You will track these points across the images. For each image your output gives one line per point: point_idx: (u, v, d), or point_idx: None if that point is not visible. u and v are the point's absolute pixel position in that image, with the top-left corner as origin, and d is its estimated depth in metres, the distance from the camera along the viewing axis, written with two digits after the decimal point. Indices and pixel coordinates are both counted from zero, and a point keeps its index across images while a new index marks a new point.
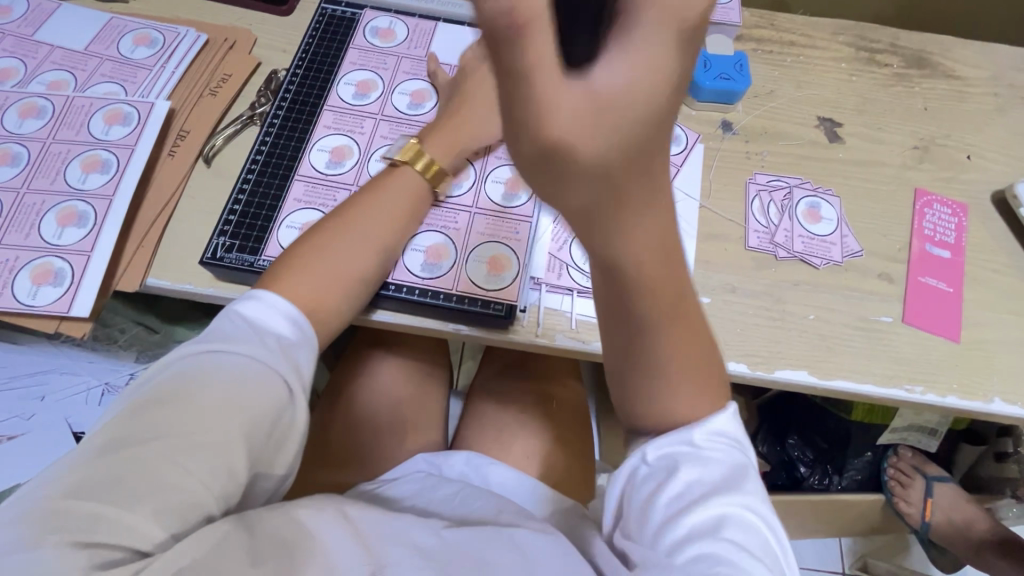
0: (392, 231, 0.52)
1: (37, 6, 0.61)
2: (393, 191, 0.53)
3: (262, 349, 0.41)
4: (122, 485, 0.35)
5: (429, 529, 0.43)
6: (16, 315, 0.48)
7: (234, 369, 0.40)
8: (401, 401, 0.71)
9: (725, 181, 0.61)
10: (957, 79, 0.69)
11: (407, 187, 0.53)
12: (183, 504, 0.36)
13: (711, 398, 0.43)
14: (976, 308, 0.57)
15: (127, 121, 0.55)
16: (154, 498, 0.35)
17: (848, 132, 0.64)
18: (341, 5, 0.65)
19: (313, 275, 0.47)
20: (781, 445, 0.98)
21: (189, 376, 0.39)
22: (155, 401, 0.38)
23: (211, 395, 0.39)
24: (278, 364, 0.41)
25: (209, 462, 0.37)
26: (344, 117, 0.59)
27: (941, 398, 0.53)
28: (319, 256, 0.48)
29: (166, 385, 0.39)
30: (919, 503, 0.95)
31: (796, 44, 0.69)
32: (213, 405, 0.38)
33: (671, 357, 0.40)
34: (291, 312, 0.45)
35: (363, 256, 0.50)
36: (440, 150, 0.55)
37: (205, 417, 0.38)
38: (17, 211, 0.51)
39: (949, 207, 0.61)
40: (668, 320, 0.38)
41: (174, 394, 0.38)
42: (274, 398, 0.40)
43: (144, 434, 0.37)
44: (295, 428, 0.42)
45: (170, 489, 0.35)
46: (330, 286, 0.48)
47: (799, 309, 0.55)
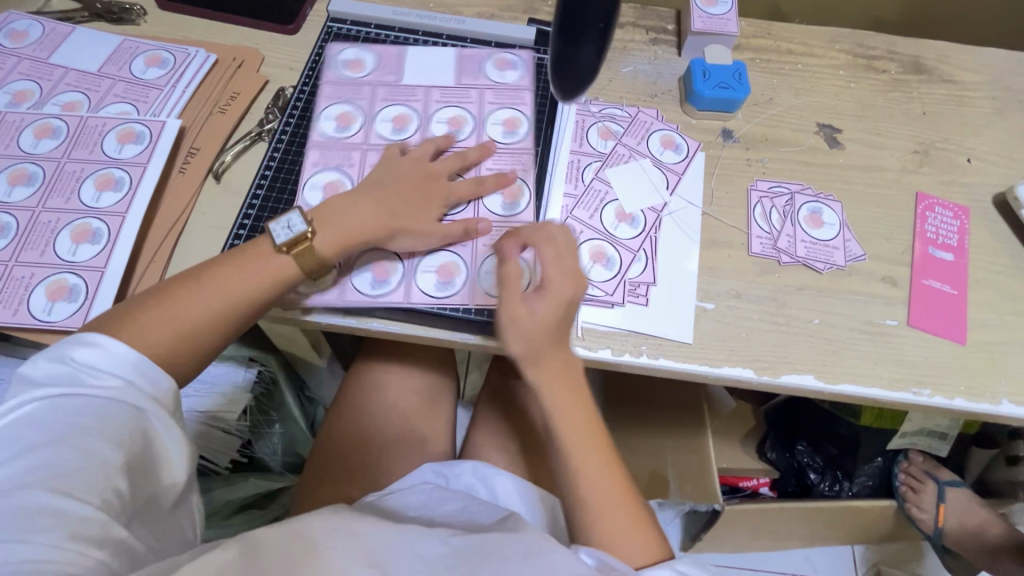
0: (243, 308, 0.48)
1: (52, 30, 0.63)
2: (255, 268, 0.48)
3: (130, 384, 0.42)
4: (16, 518, 0.34)
5: (437, 538, 0.43)
6: (32, 331, 0.49)
7: (82, 412, 0.40)
8: (409, 411, 0.71)
9: (726, 188, 0.61)
10: (955, 83, 0.69)
11: (266, 266, 0.48)
12: (80, 528, 0.36)
13: (637, 545, 0.46)
14: (982, 310, 0.57)
15: (139, 140, 0.56)
16: (55, 524, 0.35)
17: (847, 137, 0.65)
18: (346, 23, 0.67)
19: (168, 346, 0.45)
20: (790, 452, 0.96)
21: (53, 419, 0.39)
22: (28, 443, 0.38)
23: (66, 438, 0.38)
24: (127, 393, 0.42)
25: (98, 487, 0.38)
26: (330, 151, 0.58)
27: (949, 400, 0.53)
28: (160, 326, 0.45)
29: (31, 430, 0.38)
30: (932, 509, 0.94)
31: (794, 53, 0.70)
32: (92, 437, 0.39)
33: (590, 492, 0.48)
34: (134, 354, 0.43)
35: (213, 329, 0.47)
36: (327, 242, 0.50)
37: (88, 450, 0.38)
38: (32, 229, 0.52)
39: (951, 210, 0.61)
40: (584, 458, 0.48)
41: (49, 435, 0.38)
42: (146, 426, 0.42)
43: (22, 476, 0.36)
44: (176, 455, 0.44)
45: (65, 518, 0.35)
46: (178, 361, 0.45)
47: (803, 313, 0.56)
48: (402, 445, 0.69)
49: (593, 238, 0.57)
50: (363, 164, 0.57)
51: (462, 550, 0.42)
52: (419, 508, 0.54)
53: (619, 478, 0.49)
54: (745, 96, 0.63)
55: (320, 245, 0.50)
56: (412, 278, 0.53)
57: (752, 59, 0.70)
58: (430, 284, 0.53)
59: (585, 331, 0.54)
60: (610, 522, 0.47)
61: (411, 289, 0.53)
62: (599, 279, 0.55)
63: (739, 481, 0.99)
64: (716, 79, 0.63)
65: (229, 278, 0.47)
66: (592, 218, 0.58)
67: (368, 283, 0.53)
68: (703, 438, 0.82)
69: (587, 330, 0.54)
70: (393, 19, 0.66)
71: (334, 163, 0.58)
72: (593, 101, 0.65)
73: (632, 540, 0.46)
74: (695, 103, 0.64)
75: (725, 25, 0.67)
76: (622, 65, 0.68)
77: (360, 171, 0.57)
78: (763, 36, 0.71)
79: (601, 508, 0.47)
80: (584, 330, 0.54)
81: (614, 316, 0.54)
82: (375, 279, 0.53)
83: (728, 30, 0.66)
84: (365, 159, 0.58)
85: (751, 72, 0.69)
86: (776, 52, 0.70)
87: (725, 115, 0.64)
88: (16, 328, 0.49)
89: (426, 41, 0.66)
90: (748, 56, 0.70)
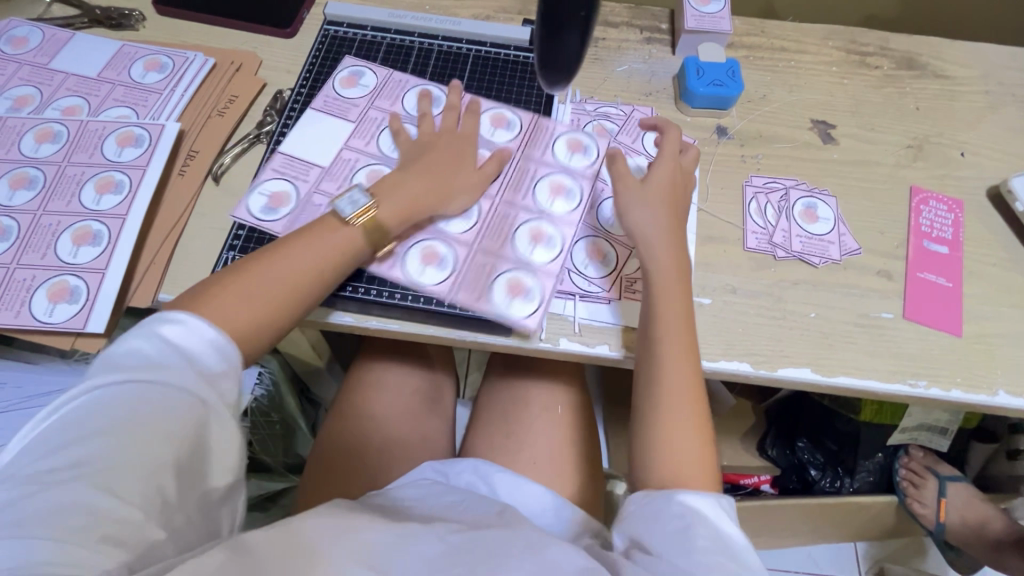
0: (321, 280, 0.49)
1: (52, 36, 0.63)
2: (324, 239, 0.50)
3: (188, 375, 0.41)
4: (59, 519, 0.34)
5: (434, 538, 0.43)
6: (34, 332, 0.49)
7: (153, 402, 0.40)
8: (409, 410, 0.72)
9: (722, 185, 0.62)
10: (947, 78, 0.70)
11: (340, 237, 0.51)
12: (116, 534, 0.35)
13: (701, 477, 0.46)
14: (977, 303, 0.57)
15: (138, 143, 0.57)
16: (93, 528, 0.35)
17: (841, 133, 0.66)
18: (343, 26, 0.67)
19: (243, 316, 0.46)
20: (791, 448, 0.97)
21: (115, 405, 0.39)
22: (89, 431, 0.38)
23: (135, 428, 0.39)
24: (194, 390, 0.41)
25: (143, 490, 0.37)
26: (289, 169, 0.58)
27: (946, 392, 0.53)
28: (237, 299, 0.46)
29: (93, 416, 0.39)
30: (933, 504, 0.94)
31: (787, 50, 0.71)
32: (144, 433, 0.38)
33: (667, 413, 0.48)
34: (215, 334, 0.43)
35: (290, 297, 0.48)
36: (390, 214, 0.53)
37: (140, 447, 0.38)
38: (34, 232, 0.53)
39: (945, 204, 0.62)
40: (668, 379, 0.48)
41: (108, 425, 0.38)
42: (200, 420, 0.41)
43: (79, 468, 0.36)
44: (229, 447, 0.43)
45: (104, 522, 0.35)
46: (254, 328, 0.46)
47: (800, 307, 0.56)
48: (403, 444, 0.69)
49: (531, 218, 0.58)
50: (317, 175, 0.58)
51: (460, 550, 0.42)
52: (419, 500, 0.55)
53: (700, 411, 0.48)
54: (738, 93, 0.63)
55: (386, 214, 0.53)
56: (518, 270, 0.55)
57: (746, 56, 0.70)
58: (543, 257, 0.56)
59: (582, 327, 0.54)
60: (685, 454, 0.47)
61: (532, 277, 0.55)
62: (547, 257, 0.56)
63: (741, 478, 0.99)
64: (709, 77, 0.64)
65: (304, 249, 0.49)
66: (529, 195, 0.59)
67: (508, 306, 0.53)
68: None
69: (585, 326, 0.54)
70: (388, 21, 0.67)
71: (291, 176, 0.58)
72: (585, 99, 0.65)
73: (696, 473, 0.46)
74: (689, 101, 0.64)
75: (718, 23, 0.67)
76: (616, 64, 0.69)
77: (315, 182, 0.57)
78: (756, 34, 0.72)
79: (672, 444, 0.47)
80: (582, 326, 0.54)
81: (611, 312, 0.55)
82: (510, 299, 0.53)
83: (721, 28, 0.67)
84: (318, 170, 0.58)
85: (745, 69, 0.69)
86: (769, 50, 0.71)
87: (720, 112, 0.65)
88: (18, 329, 0.49)
89: (421, 42, 0.67)
90: (742, 53, 0.70)
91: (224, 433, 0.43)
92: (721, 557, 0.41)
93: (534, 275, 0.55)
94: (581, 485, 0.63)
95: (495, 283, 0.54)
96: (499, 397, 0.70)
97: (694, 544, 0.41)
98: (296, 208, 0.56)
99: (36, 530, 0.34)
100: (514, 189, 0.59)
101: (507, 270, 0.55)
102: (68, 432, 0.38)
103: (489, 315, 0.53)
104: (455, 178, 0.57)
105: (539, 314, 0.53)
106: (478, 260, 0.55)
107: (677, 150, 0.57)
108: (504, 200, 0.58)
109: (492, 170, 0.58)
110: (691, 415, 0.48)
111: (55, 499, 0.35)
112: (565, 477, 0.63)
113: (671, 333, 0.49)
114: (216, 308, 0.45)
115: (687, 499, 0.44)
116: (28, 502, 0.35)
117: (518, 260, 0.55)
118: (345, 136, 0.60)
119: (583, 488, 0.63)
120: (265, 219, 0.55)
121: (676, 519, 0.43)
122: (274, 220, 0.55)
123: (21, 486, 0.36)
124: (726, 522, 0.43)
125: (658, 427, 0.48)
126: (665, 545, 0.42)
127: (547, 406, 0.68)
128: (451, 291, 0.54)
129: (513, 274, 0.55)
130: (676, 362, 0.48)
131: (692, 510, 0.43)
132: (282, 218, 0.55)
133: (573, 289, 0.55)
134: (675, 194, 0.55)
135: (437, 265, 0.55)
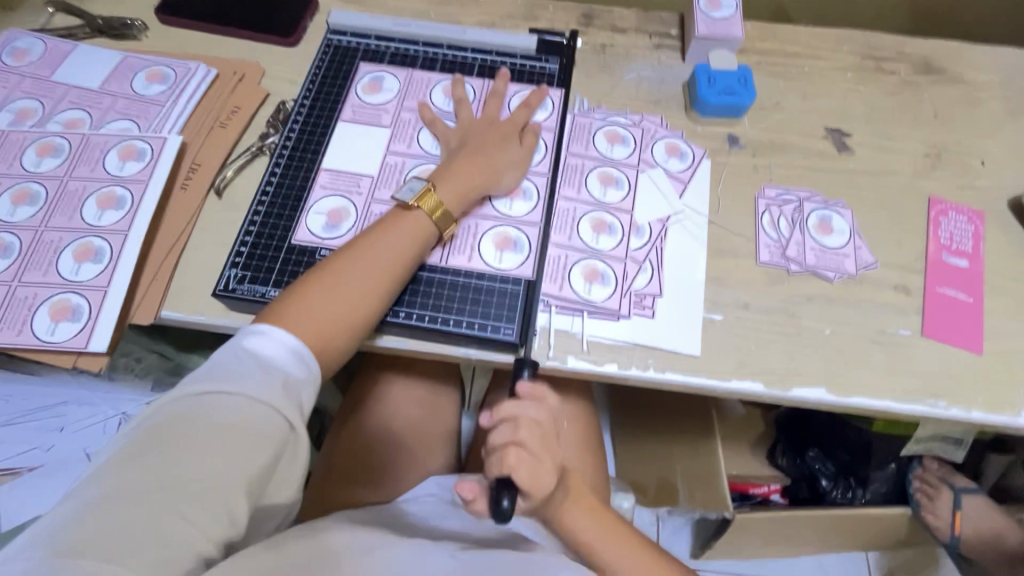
0: (396, 274, 0.50)
1: (54, 47, 0.63)
2: (398, 235, 0.51)
3: (267, 389, 0.40)
4: (125, 536, 0.34)
5: (445, 552, 0.43)
6: (37, 352, 0.49)
7: (236, 413, 0.39)
8: (415, 422, 0.71)
9: (733, 196, 0.60)
10: (966, 84, 0.68)
11: (413, 230, 0.51)
12: (176, 556, 0.35)
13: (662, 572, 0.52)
14: (998, 319, 0.55)
15: (141, 157, 0.56)
16: (154, 550, 0.34)
17: (856, 141, 0.64)
18: (346, 35, 0.66)
19: (319, 309, 0.46)
20: (801, 458, 0.94)
21: (193, 415, 0.38)
22: (164, 442, 0.37)
23: (217, 442, 0.37)
24: (279, 404, 0.40)
25: (209, 509, 0.36)
26: (341, 176, 0.58)
27: (965, 412, 0.51)
28: (326, 296, 0.47)
29: (172, 423, 0.38)
30: (948, 516, 0.92)
31: (800, 56, 0.69)
32: (217, 447, 0.37)
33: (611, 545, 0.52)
34: (295, 340, 0.44)
35: (370, 297, 0.48)
36: (451, 195, 0.53)
37: (214, 460, 0.37)
38: (35, 249, 0.52)
39: (965, 215, 0.60)
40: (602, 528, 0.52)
41: (182, 436, 0.37)
42: (277, 435, 0.40)
43: (149, 482, 0.36)
44: (298, 461, 0.41)
45: (168, 542, 0.34)
46: (335, 324, 0.46)
47: (814, 324, 0.54)
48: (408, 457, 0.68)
49: (589, 210, 0.58)
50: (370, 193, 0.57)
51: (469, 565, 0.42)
52: (424, 519, 0.54)
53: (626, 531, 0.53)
54: (751, 101, 0.62)
55: (446, 198, 0.53)
56: (590, 256, 0.56)
57: (758, 62, 0.68)
58: (609, 243, 0.56)
59: (591, 345, 0.53)
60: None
61: (603, 261, 0.55)
62: (610, 246, 0.56)
63: (750, 488, 0.97)
64: (720, 85, 0.63)
65: (378, 245, 0.50)
66: (580, 190, 0.59)
67: (590, 290, 0.54)
68: (712, 445, 0.76)
69: (594, 344, 0.53)
70: (393, 30, 0.66)
71: (342, 189, 0.57)
72: (595, 109, 0.64)
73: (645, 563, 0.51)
74: (701, 110, 0.63)
75: (729, 30, 0.65)
76: (625, 71, 0.67)
77: (367, 200, 0.56)
78: (769, 39, 0.70)
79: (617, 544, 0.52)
80: (591, 343, 0.53)
81: (621, 328, 0.53)
82: (589, 283, 0.54)
83: (733, 34, 0.65)
84: (373, 187, 0.57)
85: (757, 76, 0.67)
86: (781, 56, 0.69)
87: (732, 121, 0.63)
88: (18, 348, 0.48)
89: (426, 52, 0.66)
90: (753, 59, 0.69)
91: (295, 449, 0.41)
92: None
93: (604, 259, 0.55)
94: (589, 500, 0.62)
95: (573, 271, 0.55)
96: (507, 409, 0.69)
97: None
98: (358, 220, 0.55)
99: (103, 544, 0.33)
100: (567, 185, 0.59)
101: (579, 258, 0.55)
102: (147, 440, 0.37)
103: (575, 300, 0.54)
104: (501, 157, 0.56)
105: (619, 295, 0.54)
106: (553, 250, 0.56)
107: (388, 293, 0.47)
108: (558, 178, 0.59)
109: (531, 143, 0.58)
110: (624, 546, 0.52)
111: (126, 513, 0.34)
112: None
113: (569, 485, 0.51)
114: (303, 307, 0.46)
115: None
116: (95, 514, 0.34)
117: (587, 248, 0.56)
118: (386, 142, 0.60)
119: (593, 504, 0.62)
120: (328, 237, 0.55)
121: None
122: (337, 235, 0.55)
123: (94, 494, 0.35)
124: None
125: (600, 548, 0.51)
126: None
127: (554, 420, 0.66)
128: (456, 308, 0.53)
129: (585, 263, 0.55)
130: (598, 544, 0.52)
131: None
132: (344, 233, 0.55)
133: (582, 303, 0.54)
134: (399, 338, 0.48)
135: (513, 249, 0.55)
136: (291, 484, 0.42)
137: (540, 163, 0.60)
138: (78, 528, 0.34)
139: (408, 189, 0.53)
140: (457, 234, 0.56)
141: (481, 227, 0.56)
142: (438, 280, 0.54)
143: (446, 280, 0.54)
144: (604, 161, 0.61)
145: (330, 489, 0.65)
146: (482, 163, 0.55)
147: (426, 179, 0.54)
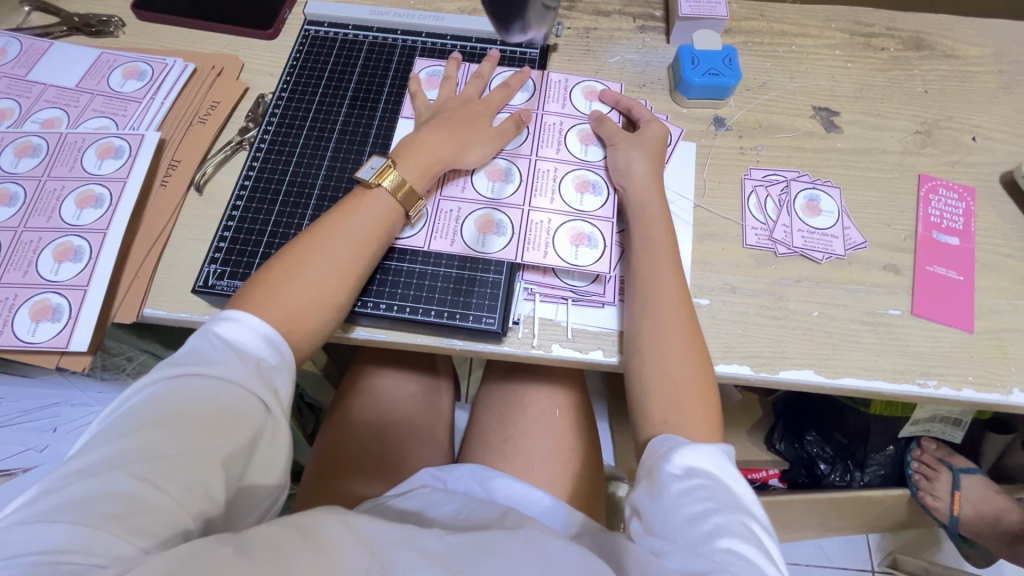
0: (365, 255, 0.49)
1: (29, 46, 0.62)
2: (360, 215, 0.50)
3: (241, 371, 0.41)
4: (100, 506, 0.33)
5: (433, 534, 0.39)
6: (18, 353, 0.49)
7: (207, 395, 0.39)
8: (405, 412, 0.71)
9: (719, 180, 0.59)
10: (957, 58, 0.67)
11: (378, 209, 0.51)
12: (150, 526, 0.34)
13: (707, 425, 0.45)
14: (990, 297, 0.54)
15: (118, 154, 0.55)
16: (130, 517, 0.33)
17: (845, 120, 0.63)
18: (324, 26, 0.66)
19: (286, 296, 0.45)
20: (799, 442, 0.94)
21: (168, 398, 0.39)
22: (141, 423, 0.37)
23: (191, 423, 0.38)
24: (251, 384, 0.41)
25: (188, 483, 0.36)
26: (321, 169, 0.57)
27: (956, 392, 0.51)
28: (294, 284, 0.46)
29: (150, 407, 0.39)
30: (947, 496, 0.91)
31: (787, 34, 0.68)
32: (193, 427, 0.38)
33: (664, 329, 0.47)
34: (269, 328, 0.43)
35: (339, 281, 0.48)
36: (413, 172, 0.53)
37: (189, 438, 0.37)
38: (15, 249, 0.52)
39: (956, 192, 0.59)
40: (663, 355, 0.47)
41: (158, 417, 0.38)
42: (250, 413, 0.40)
43: (125, 458, 0.36)
44: (277, 447, 0.41)
45: (144, 512, 0.34)
46: (307, 308, 0.46)
47: (801, 306, 0.54)
48: (399, 449, 0.67)
49: (571, 168, 0.57)
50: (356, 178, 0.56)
51: (460, 548, 0.38)
52: (420, 513, 0.52)
53: (698, 357, 0.47)
54: (735, 82, 0.60)
55: (408, 175, 0.52)
56: (576, 219, 0.55)
57: (744, 42, 0.67)
58: (593, 204, 0.55)
59: (576, 333, 0.52)
60: (687, 395, 0.45)
61: (588, 223, 0.54)
62: (595, 207, 0.55)
63: (748, 473, 0.96)
64: (705, 65, 0.61)
65: (345, 229, 0.49)
66: (561, 151, 0.58)
67: (577, 255, 0.53)
68: None
69: (579, 331, 0.52)
70: (370, 19, 0.65)
71: (322, 181, 0.57)
72: (568, 77, 0.62)
73: (695, 424, 0.44)
74: (685, 92, 0.62)
75: (713, 10, 0.64)
76: (608, 55, 0.66)
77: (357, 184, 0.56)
78: (756, 18, 0.69)
79: (672, 401, 0.45)
80: (576, 331, 0.52)
81: (605, 316, 0.53)
82: (575, 249, 0.53)
83: (718, 14, 0.64)
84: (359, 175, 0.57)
85: (744, 56, 0.66)
86: (768, 35, 0.68)
87: (718, 102, 0.62)
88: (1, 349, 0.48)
89: (404, 40, 0.65)
90: (740, 40, 0.67)
91: (273, 433, 0.41)
92: (725, 521, 0.38)
93: (591, 220, 0.55)
94: (581, 488, 0.62)
95: (558, 236, 0.54)
96: (498, 398, 0.69)
97: (699, 511, 0.39)
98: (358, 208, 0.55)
99: (76, 513, 0.32)
100: (546, 145, 0.58)
101: (563, 220, 0.55)
102: (121, 424, 0.38)
103: (561, 267, 0.52)
104: (469, 128, 0.56)
105: (607, 256, 0.53)
106: (535, 219, 0.55)
107: (633, 160, 0.55)
108: (541, 156, 0.58)
109: (510, 129, 0.57)
110: (682, 325, 0.48)
111: (102, 485, 0.34)
112: (566, 480, 0.61)
113: (658, 301, 0.48)
114: (273, 294, 0.45)
115: (686, 461, 0.41)
116: (69, 488, 0.34)
117: (571, 211, 0.55)
118: (368, 132, 0.60)
119: (584, 493, 0.62)
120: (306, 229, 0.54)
121: (676, 484, 0.40)
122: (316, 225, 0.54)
123: (73, 474, 0.35)
124: (730, 478, 0.41)
125: (650, 381, 0.46)
126: (671, 519, 0.39)
127: (545, 409, 0.66)
128: (437, 300, 0.52)
129: (571, 225, 0.54)
130: (667, 321, 0.48)
131: (690, 475, 0.41)
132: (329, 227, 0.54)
133: (566, 292, 0.53)
134: (654, 155, 0.55)
135: (495, 232, 0.54)
136: (274, 469, 0.41)
137: (522, 144, 0.59)
138: (52, 502, 0.33)
139: (370, 169, 0.53)
140: (436, 218, 0.55)
141: (463, 211, 0.55)
142: (419, 272, 0.53)
143: (427, 270, 0.54)
144: (586, 122, 0.60)
145: (320, 484, 0.63)
146: (441, 138, 0.54)
147: (389, 158, 0.54)
